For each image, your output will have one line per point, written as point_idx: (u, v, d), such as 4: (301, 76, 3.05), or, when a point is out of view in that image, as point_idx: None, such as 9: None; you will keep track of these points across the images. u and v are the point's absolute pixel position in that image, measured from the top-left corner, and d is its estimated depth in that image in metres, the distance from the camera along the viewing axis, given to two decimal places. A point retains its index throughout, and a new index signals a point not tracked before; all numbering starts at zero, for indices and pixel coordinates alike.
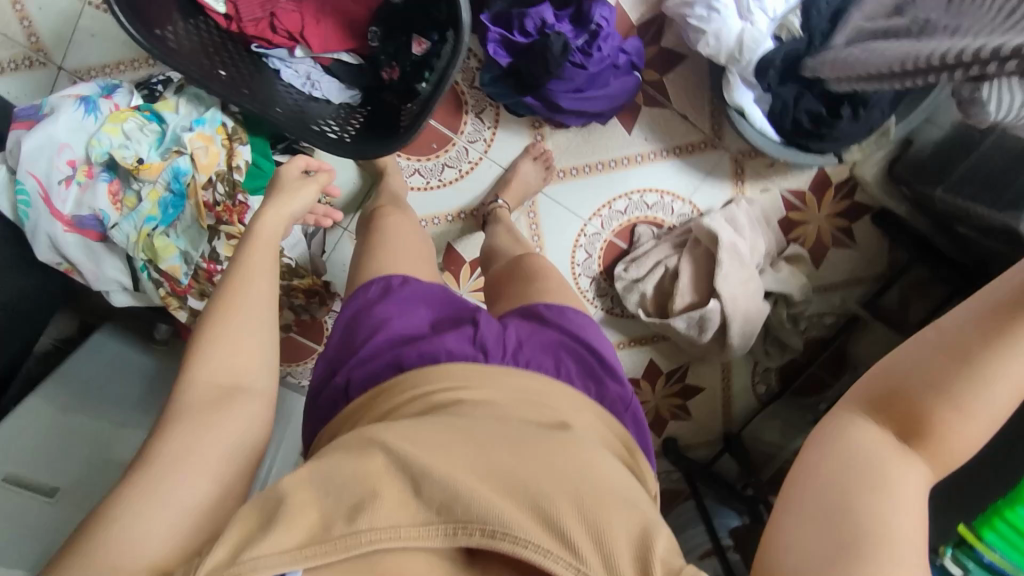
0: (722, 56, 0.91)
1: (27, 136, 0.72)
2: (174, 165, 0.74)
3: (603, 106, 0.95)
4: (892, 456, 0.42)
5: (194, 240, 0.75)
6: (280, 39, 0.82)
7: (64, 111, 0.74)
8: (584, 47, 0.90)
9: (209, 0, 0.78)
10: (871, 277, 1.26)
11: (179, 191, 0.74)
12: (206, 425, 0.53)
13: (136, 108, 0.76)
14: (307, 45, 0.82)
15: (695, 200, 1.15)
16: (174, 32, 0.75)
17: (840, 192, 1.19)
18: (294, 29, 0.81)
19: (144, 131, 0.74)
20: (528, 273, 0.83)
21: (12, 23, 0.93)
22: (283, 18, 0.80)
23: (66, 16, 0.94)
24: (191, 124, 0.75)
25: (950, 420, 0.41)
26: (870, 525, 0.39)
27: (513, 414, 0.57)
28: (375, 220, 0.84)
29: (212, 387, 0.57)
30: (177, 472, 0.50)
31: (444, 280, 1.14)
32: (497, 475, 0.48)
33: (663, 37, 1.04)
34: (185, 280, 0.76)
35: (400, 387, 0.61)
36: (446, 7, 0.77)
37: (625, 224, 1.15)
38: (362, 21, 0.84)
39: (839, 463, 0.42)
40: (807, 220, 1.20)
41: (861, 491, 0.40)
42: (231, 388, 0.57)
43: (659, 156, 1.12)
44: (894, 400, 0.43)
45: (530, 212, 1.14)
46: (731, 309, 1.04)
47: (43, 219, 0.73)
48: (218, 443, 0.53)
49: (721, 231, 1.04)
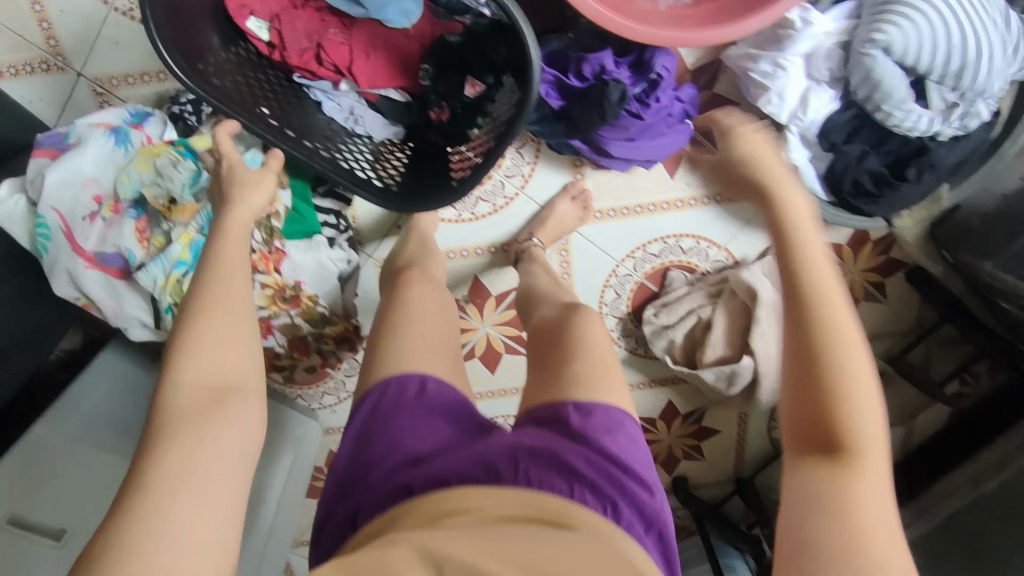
0: (783, 115, 0.88)
1: (53, 169, 0.73)
2: (209, 209, 0.75)
3: (653, 155, 0.92)
4: (841, 484, 0.52)
5: None
6: (325, 71, 0.80)
7: (95, 143, 0.75)
8: (641, 96, 0.86)
9: (253, 29, 0.77)
10: (899, 331, 1.24)
11: (214, 234, 0.75)
12: (197, 433, 0.53)
13: (169, 143, 0.78)
14: (354, 79, 0.80)
15: (730, 247, 1.12)
16: (217, 72, 0.74)
17: (877, 248, 1.16)
18: (342, 63, 0.79)
19: (176, 168, 0.75)
20: (563, 333, 0.74)
21: (30, 24, 0.86)
22: (330, 51, 0.78)
23: (89, 21, 0.87)
24: (229, 164, 0.77)
25: (843, 427, 0.54)
26: (837, 539, 0.49)
27: (509, 512, 0.51)
28: (406, 279, 0.81)
29: (202, 389, 0.56)
30: (176, 499, 0.48)
31: (468, 313, 1.13)
32: (512, 555, 0.42)
33: (717, 83, 0.98)
34: None
35: (408, 512, 0.54)
36: (505, 52, 0.73)
37: (658, 267, 1.12)
38: (413, 56, 0.81)
39: (811, 499, 0.52)
40: (841, 274, 1.18)
41: (808, 519, 0.51)
42: (221, 390, 0.57)
43: (699, 202, 1.09)
44: (811, 434, 0.55)
45: (562, 249, 1.11)
46: (764, 367, 1.02)
47: (65, 254, 0.72)
48: (209, 454, 0.52)
49: (760, 286, 1.01)
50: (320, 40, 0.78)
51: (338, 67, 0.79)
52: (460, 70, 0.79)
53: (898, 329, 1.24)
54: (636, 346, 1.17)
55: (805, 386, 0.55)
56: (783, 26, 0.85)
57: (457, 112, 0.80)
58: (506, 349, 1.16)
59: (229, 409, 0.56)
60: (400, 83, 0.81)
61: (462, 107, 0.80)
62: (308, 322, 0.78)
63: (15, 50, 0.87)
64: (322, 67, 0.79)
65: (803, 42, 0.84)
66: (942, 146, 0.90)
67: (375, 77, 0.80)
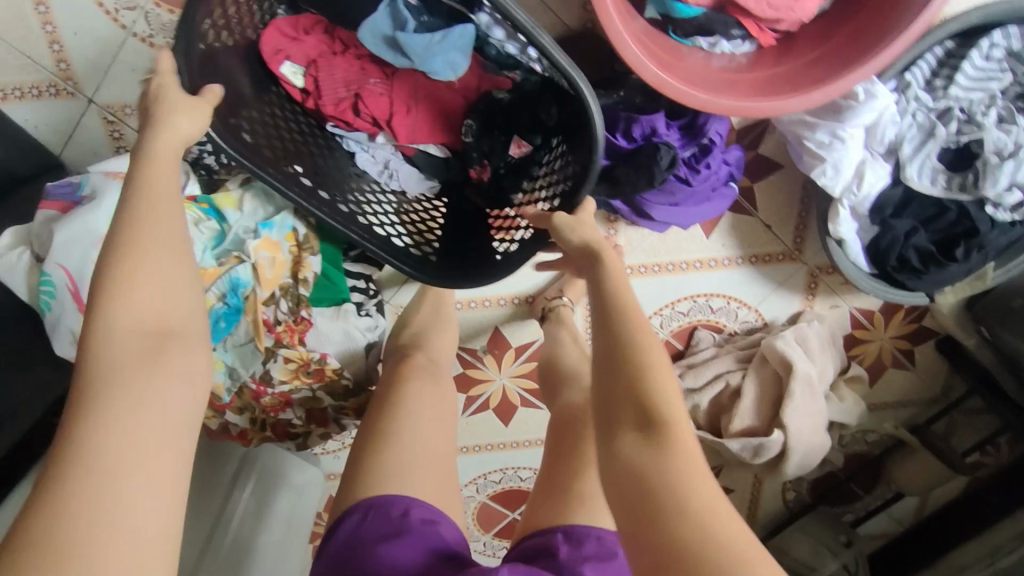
0: (838, 187, 0.84)
1: (62, 226, 0.68)
2: (232, 276, 0.72)
3: (693, 221, 0.87)
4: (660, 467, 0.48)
5: (244, 359, 0.74)
6: (363, 123, 0.80)
7: (110, 197, 0.70)
8: (691, 160, 0.82)
9: (289, 76, 0.78)
10: (921, 399, 1.21)
11: (236, 304, 0.72)
12: (141, 388, 0.46)
13: (193, 200, 0.74)
14: (392, 133, 0.80)
15: (762, 309, 1.08)
16: (251, 130, 0.73)
17: (909, 315, 1.11)
18: (381, 115, 0.79)
19: (201, 230, 0.73)
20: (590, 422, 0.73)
21: (40, 45, 0.78)
22: (370, 103, 0.79)
23: (104, 45, 0.79)
24: (258, 228, 0.74)
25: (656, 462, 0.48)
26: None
27: None
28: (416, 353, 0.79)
29: (140, 334, 0.49)
30: (110, 473, 0.42)
31: (485, 363, 1.07)
32: None
33: (762, 143, 0.96)
34: (227, 398, 0.75)
35: None
36: (555, 116, 0.73)
37: (686, 326, 1.08)
38: (455, 111, 0.81)
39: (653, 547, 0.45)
40: (871, 340, 1.13)
41: (653, 515, 0.46)
42: (161, 333, 0.49)
43: (734, 263, 1.03)
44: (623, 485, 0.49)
45: (588, 304, 1.06)
46: (794, 442, 0.98)
47: (68, 314, 0.67)
48: (158, 419, 0.46)
49: (796, 357, 0.98)
50: (358, 92, 0.79)
51: (375, 119, 0.80)
52: (504, 131, 0.79)
53: (921, 397, 1.21)
54: None
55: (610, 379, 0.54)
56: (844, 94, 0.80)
57: (502, 173, 0.81)
58: (522, 403, 1.11)
59: (172, 357, 0.49)
60: (440, 139, 0.82)
61: (504, 169, 0.81)
62: (330, 392, 0.78)
63: (21, 72, 0.80)
64: (359, 118, 0.80)
65: (865, 116, 0.79)
66: (996, 230, 0.85)
67: (414, 132, 0.81)
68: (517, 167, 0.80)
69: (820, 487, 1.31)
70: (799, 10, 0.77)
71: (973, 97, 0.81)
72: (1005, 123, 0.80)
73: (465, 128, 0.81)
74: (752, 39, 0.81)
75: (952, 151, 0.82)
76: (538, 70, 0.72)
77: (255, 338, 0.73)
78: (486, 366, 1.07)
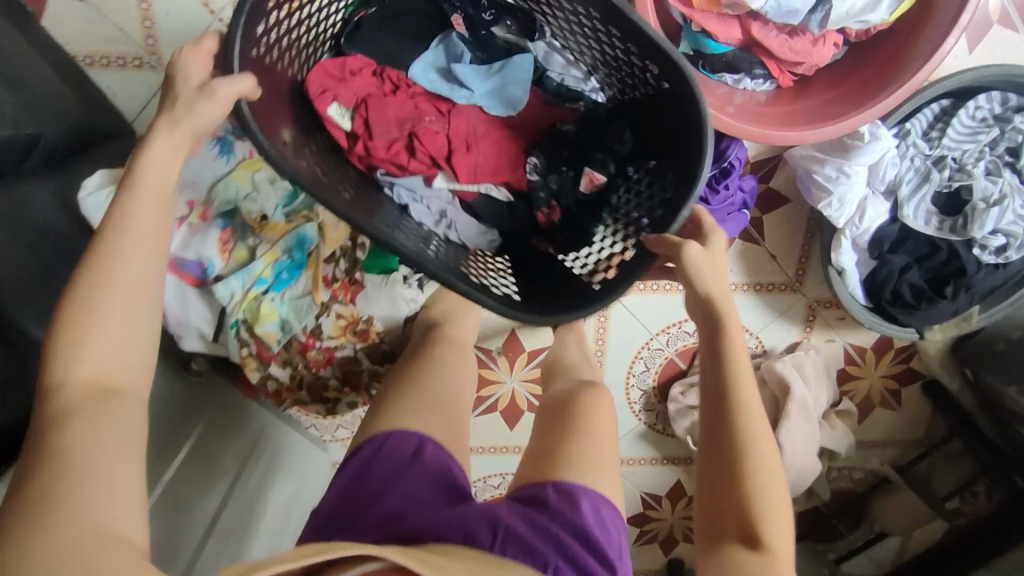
0: (841, 220, 0.92)
1: None
2: (299, 231, 0.82)
3: None
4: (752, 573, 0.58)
5: (298, 312, 0.81)
6: (418, 165, 0.83)
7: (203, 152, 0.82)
8: (711, 181, 0.90)
9: (337, 119, 0.79)
10: (906, 440, 1.27)
11: (299, 257, 0.82)
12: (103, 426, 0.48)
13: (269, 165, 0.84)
14: (453, 173, 0.84)
15: (762, 337, 1.15)
16: (308, 159, 0.72)
17: (898, 356, 1.18)
18: (438, 152, 0.83)
19: (274, 188, 0.82)
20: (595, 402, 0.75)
21: (134, 21, 0.87)
22: (426, 140, 0.82)
23: (190, 27, 0.88)
24: None
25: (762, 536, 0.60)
26: None
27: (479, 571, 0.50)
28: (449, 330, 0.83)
29: (89, 386, 0.49)
30: (94, 466, 0.45)
31: (498, 365, 1.12)
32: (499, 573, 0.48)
33: (774, 177, 1.03)
34: (275, 348, 0.80)
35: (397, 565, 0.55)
36: (631, 139, 0.78)
37: (690, 347, 1.15)
38: (518, 150, 0.87)
39: None
40: (861, 376, 1.20)
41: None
42: (109, 389, 0.50)
43: (739, 289, 1.11)
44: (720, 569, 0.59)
45: (601, 315, 1.12)
46: (788, 463, 1.02)
47: None
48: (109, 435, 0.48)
49: (794, 380, 1.03)
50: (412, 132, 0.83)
51: (432, 158, 0.83)
52: (574, 166, 0.84)
53: (906, 438, 1.27)
54: (656, 421, 1.20)
55: (719, 478, 0.63)
56: (850, 135, 0.89)
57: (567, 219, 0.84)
58: (529, 409, 1.16)
59: (121, 406, 0.50)
60: (505, 178, 0.87)
61: (570, 213, 0.84)
62: (370, 355, 0.84)
63: (111, 43, 0.88)
64: (414, 159, 0.82)
65: (868, 156, 0.88)
66: (982, 271, 0.92)
67: (474, 170, 0.85)
68: (586, 204, 0.84)
69: (804, 520, 1.37)
70: (817, 57, 0.86)
71: (965, 149, 0.90)
72: (993, 174, 0.89)
73: (530, 166, 0.85)
74: (773, 80, 0.90)
75: (945, 195, 0.91)
76: (601, 96, 0.83)
77: (313, 292, 0.81)
78: (498, 367, 1.13)
